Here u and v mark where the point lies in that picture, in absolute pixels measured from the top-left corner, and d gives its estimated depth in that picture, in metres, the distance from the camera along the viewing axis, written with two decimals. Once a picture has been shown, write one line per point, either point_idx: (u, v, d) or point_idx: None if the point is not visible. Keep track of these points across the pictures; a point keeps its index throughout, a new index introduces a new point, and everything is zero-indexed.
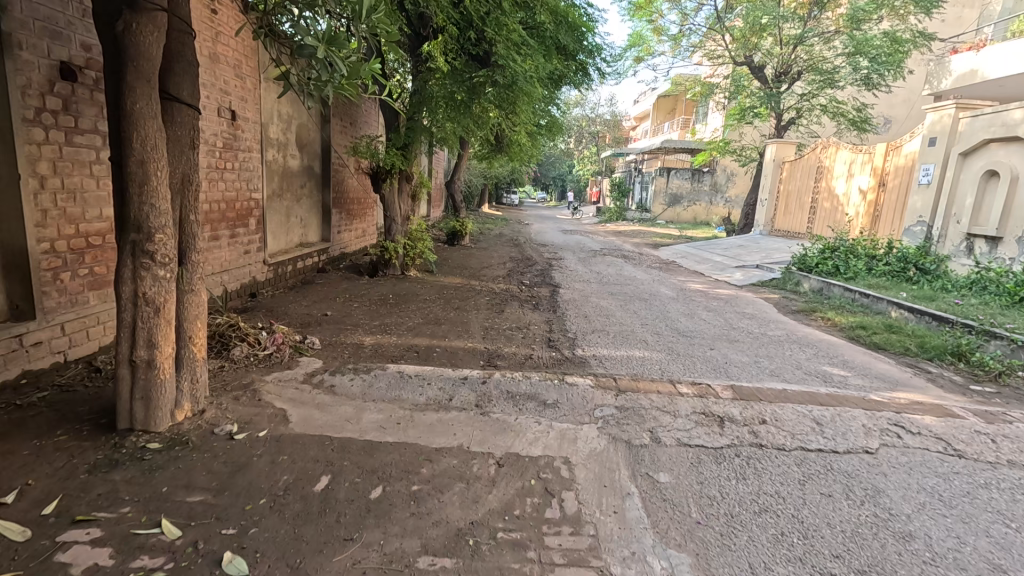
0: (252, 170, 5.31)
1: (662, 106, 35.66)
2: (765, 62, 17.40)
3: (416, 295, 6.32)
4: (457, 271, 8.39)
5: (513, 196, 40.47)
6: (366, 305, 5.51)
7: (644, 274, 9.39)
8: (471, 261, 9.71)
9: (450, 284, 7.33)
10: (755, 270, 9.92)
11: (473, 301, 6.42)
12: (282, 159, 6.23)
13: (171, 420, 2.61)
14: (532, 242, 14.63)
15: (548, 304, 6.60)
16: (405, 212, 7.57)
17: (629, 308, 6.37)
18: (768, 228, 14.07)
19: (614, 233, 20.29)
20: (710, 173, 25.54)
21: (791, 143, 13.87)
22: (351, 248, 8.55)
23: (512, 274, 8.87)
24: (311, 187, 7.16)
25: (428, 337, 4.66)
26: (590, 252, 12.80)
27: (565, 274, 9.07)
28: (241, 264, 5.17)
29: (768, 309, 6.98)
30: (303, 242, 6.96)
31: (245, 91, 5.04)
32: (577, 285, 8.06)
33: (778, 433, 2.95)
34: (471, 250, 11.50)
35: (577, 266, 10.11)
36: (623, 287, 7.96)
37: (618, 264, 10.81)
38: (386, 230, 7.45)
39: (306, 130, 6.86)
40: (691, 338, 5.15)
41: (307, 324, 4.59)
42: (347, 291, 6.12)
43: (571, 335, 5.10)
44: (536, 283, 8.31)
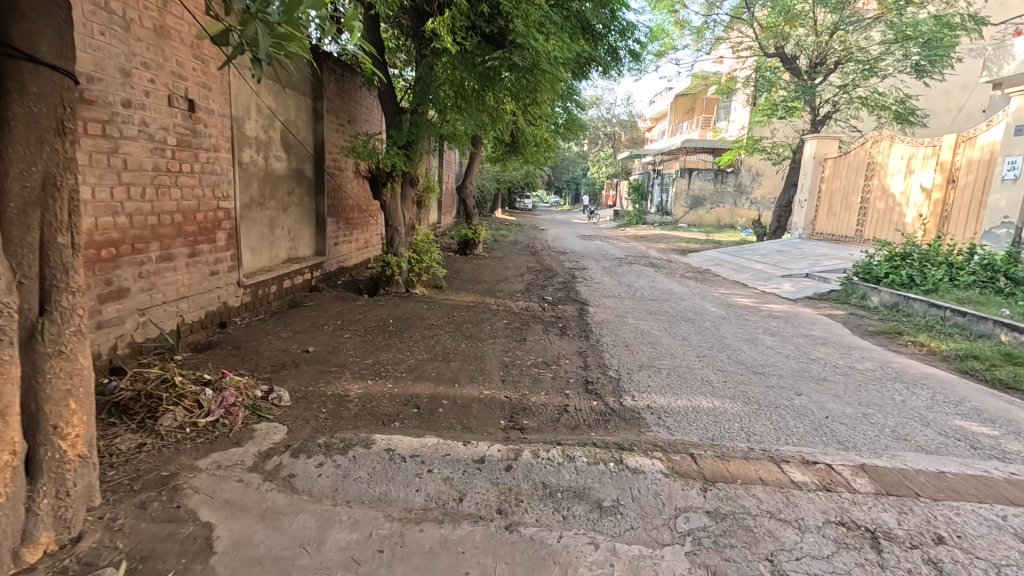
0: (221, 174, 4.38)
1: (680, 105, 34.46)
2: (798, 52, 16.19)
3: (419, 319, 5.33)
4: (471, 286, 7.40)
5: (526, 200, 39.58)
6: (358, 336, 4.53)
7: (680, 287, 8.30)
8: (486, 274, 8.73)
9: (461, 303, 6.32)
10: (806, 280, 8.77)
11: (489, 325, 5.40)
12: (264, 161, 5.31)
13: (13, 568, 1.63)
14: (550, 249, 13.64)
15: (577, 328, 5.58)
16: (410, 221, 6.59)
17: (676, 332, 5.31)
18: (808, 231, 12.93)
19: (636, 238, 19.20)
20: (735, 173, 24.29)
21: (834, 138, 12.68)
22: (351, 261, 7.62)
23: (532, 288, 7.86)
24: (302, 193, 6.25)
25: (433, 381, 3.65)
26: (615, 260, 11.75)
27: (593, 287, 8.03)
28: (205, 288, 4.24)
29: (840, 330, 5.86)
30: (291, 257, 6.03)
31: (208, 77, 4.11)
32: (608, 301, 7.02)
33: (976, 567, 1.87)
34: (484, 260, 10.51)
35: (603, 277, 9.07)
36: (662, 303, 6.89)
37: (648, 273, 9.74)
38: (388, 240, 6.46)
39: (294, 127, 5.96)
40: (767, 376, 4.06)
41: (279, 367, 3.62)
42: (339, 316, 5.17)
43: (613, 374, 4.05)
44: (559, 299, 7.27)
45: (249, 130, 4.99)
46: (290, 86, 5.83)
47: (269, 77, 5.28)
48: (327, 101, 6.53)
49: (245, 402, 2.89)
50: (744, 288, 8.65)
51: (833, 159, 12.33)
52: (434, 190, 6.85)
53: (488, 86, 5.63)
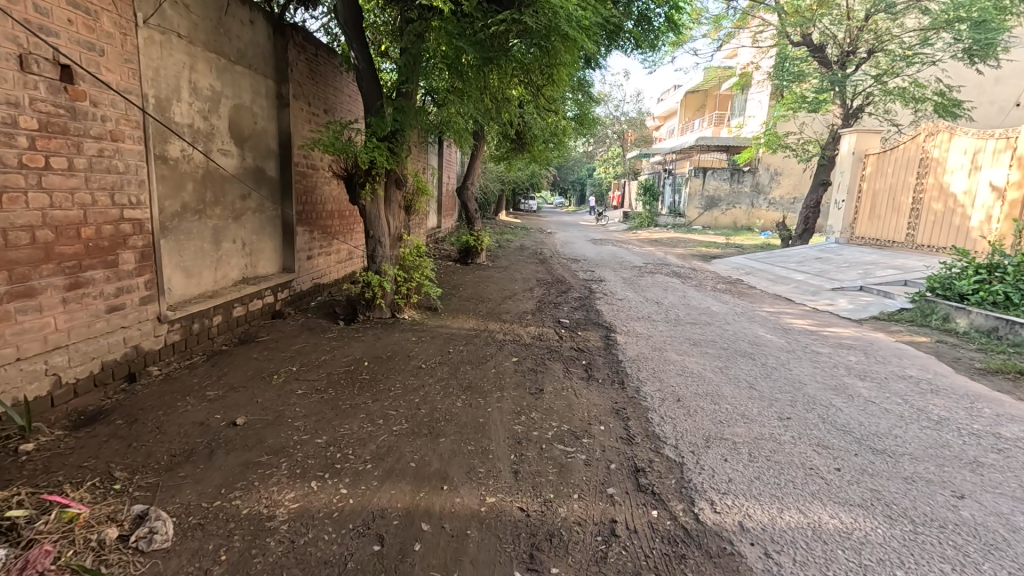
0: (125, 172, 3.19)
1: (691, 103, 33.18)
2: (826, 40, 14.94)
3: (400, 359, 4.15)
4: (472, 307, 6.22)
5: (531, 202, 38.45)
6: (315, 394, 3.34)
7: (717, 304, 7.11)
8: (489, 289, 7.53)
9: (459, 331, 5.14)
10: (863, 295, 7.53)
11: (492, 365, 4.21)
12: (202, 155, 4.12)
13: None
14: (560, 256, 12.44)
15: (607, 367, 4.38)
16: (396, 230, 5.37)
17: (736, 375, 4.09)
18: (846, 236, 11.74)
19: (650, 242, 17.98)
20: (752, 171, 23.00)
21: (876, 131, 11.44)
22: (329, 277, 6.44)
23: (544, 307, 6.66)
24: (262, 197, 5.08)
25: (410, 479, 2.45)
26: (634, 269, 10.57)
27: (615, 305, 6.84)
28: (100, 331, 3.05)
29: (937, 366, 4.63)
30: (247, 277, 4.85)
31: (97, 36, 2.93)
32: (637, 325, 5.83)
33: None
34: (489, 271, 9.31)
35: (625, 291, 7.89)
36: (703, 327, 5.68)
37: (675, 286, 8.54)
38: (369, 254, 5.26)
39: (249, 115, 4.77)
40: (893, 457, 2.83)
41: (179, 460, 2.42)
42: (296, 356, 3.97)
43: (669, 455, 2.85)
44: (578, 321, 6.07)
45: (175, 114, 3.80)
46: (243, 63, 4.65)
47: (207, 48, 4.10)
48: (294, 84, 5.35)
49: (77, 562, 1.69)
50: (791, 304, 7.42)
51: (876, 155, 11.10)
52: (424, 191, 5.64)
53: (493, 59, 4.45)
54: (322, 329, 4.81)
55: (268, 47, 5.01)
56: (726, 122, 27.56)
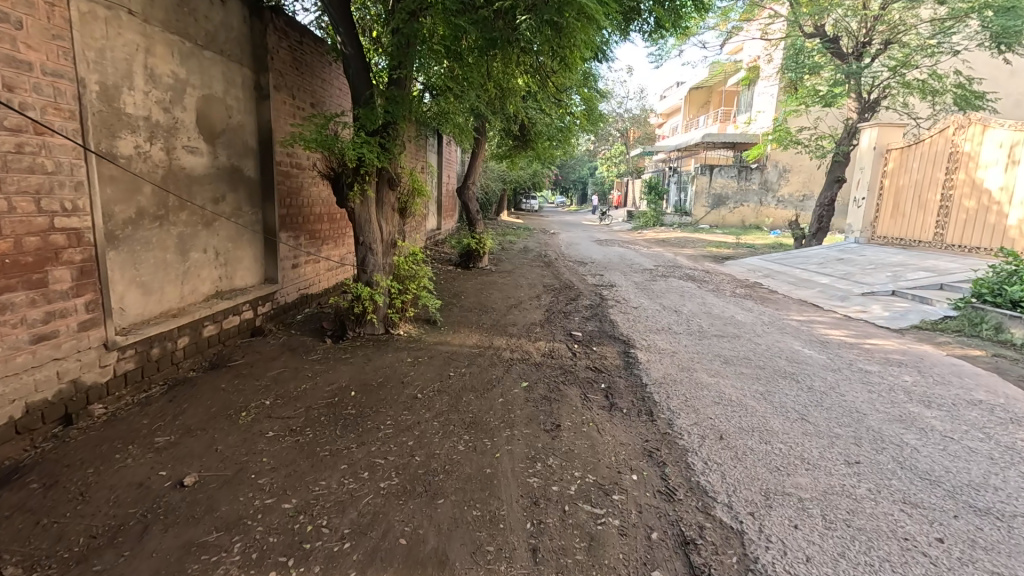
0: (55, 172, 2.64)
1: (695, 99, 32.58)
2: (840, 31, 14.35)
3: (392, 389, 3.59)
4: (474, 320, 5.66)
5: (532, 201, 37.91)
6: (289, 437, 2.79)
7: (741, 312, 6.56)
8: (493, 297, 6.99)
9: (461, 350, 4.58)
10: (897, 300, 6.97)
11: (498, 392, 3.65)
12: (163, 153, 3.57)
13: None
14: (565, 258, 11.89)
15: (629, 392, 3.82)
16: (389, 235, 4.81)
17: (781, 404, 3.53)
18: (866, 235, 11.18)
19: (658, 242, 17.41)
20: (760, 169, 22.42)
21: (899, 125, 10.85)
22: (316, 287, 5.89)
23: (553, 318, 6.12)
24: (240, 201, 4.53)
25: (399, 566, 1.89)
26: (645, 272, 10.02)
27: (630, 314, 6.29)
28: (24, 366, 2.50)
29: (1004, 386, 4.08)
30: (221, 291, 4.30)
31: (12, 4, 2.38)
32: (657, 338, 5.27)
33: None
34: (491, 276, 8.77)
35: (639, 298, 7.36)
36: (732, 341, 5.12)
37: (691, 291, 7.99)
38: (359, 263, 4.68)
39: (222, 107, 4.22)
40: (1003, 520, 2.26)
41: (100, 545, 1.87)
42: (270, 386, 3.42)
43: (722, 519, 2.29)
44: (591, 334, 5.52)
45: (127, 105, 3.25)
46: (213, 48, 4.09)
47: (167, 29, 3.55)
48: (275, 74, 4.80)
49: None
50: (819, 311, 6.86)
51: (899, 150, 10.53)
52: (421, 193, 5.07)
53: (497, 41, 3.87)
54: (305, 349, 4.25)
55: (244, 32, 4.46)
56: (732, 119, 26.97)
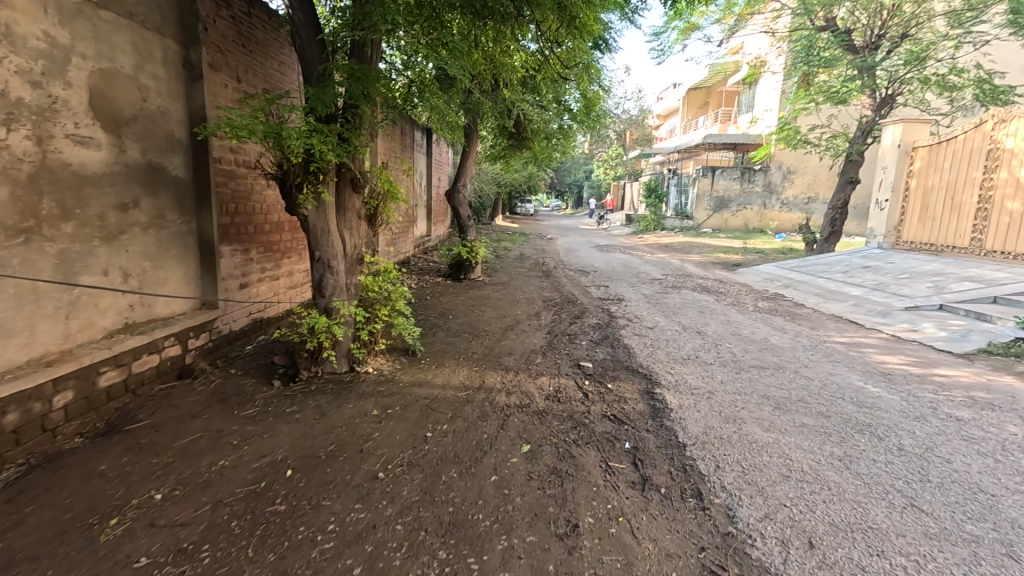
0: None
1: (694, 100, 31.91)
2: (852, 24, 13.58)
3: (345, 463, 2.64)
4: (464, 348, 4.73)
5: (528, 205, 37.13)
6: (169, 569, 1.83)
7: (774, 332, 5.65)
8: (488, 316, 6.06)
9: (444, 393, 3.64)
10: (950, 317, 6.09)
11: (490, 464, 2.72)
12: (29, 142, 2.61)
13: None
14: (565, 267, 10.99)
15: (663, 458, 2.89)
16: (353, 247, 3.86)
17: (873, 479, 2.62)
18: (890, 240, 10.39)
19: (661, 247, 16.57)
20: (763, 170, 21.68)
21: (926, 121, 10.05)
22: (272, 310, 4.93)
23: (557, 343, 5.19)
24: (162, 207, 3.58)
25: None
26: (654, 282, 9.12)
27: (647, 337, 5.38)
28: None
29: None
30: (134, 323, 3.34)
31: None
32: (684, 370, 4.35)
33: None
34: (485, 290, 7.84)
35: (654, 314, 6.46)
36: (776, 374, 4.21)
37: (709, 306, 7.09)
38: (315, 283, 3.73)
39: (132, 87, 3.28)
40: None
41: None
42: (172, 465, 2.47)
43: None
44: (603, 365, 4.60)
45: None
46: (117, 7, 3.15)
47: None
48: (209, 49, 3.86)
49: None
50: (862, 330, 5.96)
51: (927, 148, 9.74)
52: (396, 196, 4.14)
53: None
54: (242, 396, 3.30)
55: None
56: (733, 119, 26.28)
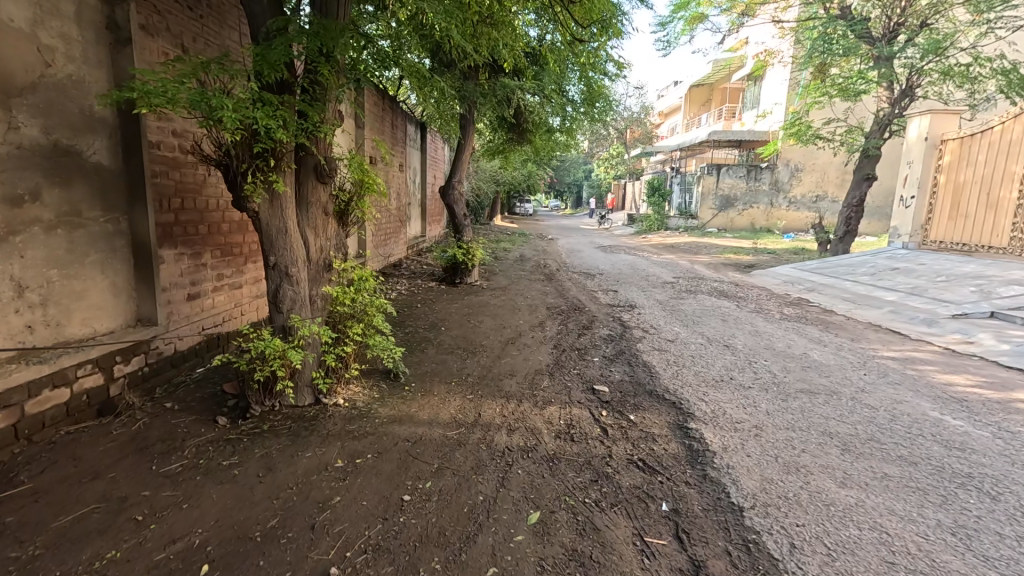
0: None
1: (696, 97, 31.30)
2: (867, 13, 12.94)
3: (288, 549, 1.92)
4: (457, 369, 4.02)
5: (528, 205, 36.54)
6: None
7: (812, 345, 4.96)
8: (485, 327, 5.36)
9: (430, 433, 2.93)
10: (1008, 327, 5.40)
11: (486, 546, 2.01)
12: None
13: None
14: (569, 270, 10.30)
15: (716, 531, 2.19)
16: (318, 249, 3.15)
17: (1012, 569, 1.91)
18: (916, 240, 9.71)
19: (667, 248, 15.92)
20: (770, 168, 21.04)
21: (956, 112, 9.36)
22: (233, 324, 4.23)
23: (565, 360, 4.50)
24: (76, 202, 2.87)
25: None
26: (666, 286, 8.43)
27: (668, 353, 4.69)
28: None
29: None
30: (33, 348, 2.62)
31: None
32: (719, 396, 3.65)
33: None
34: (483, 296, 7.14)
35: (672, 324, 5.77)
36: (830, 402, 3.51)
37: (731, 314, 6.40)
38: (270, 296, 3.00)
39: (29, 48, 2.57)
40: None
41: None
42: (36, 565, 1.75)
43: None
44: (621, 388, 3.90)
45: None
46: None
47: None
48: (141, 6, 3.14)
49: None
50: (910, 342, 5.27)
51: (957, 141, 9.05)
52: (373, 189, 3.42)
53: None
54: (170, 441, 2.59)
55: None
56: (737, 116, 25.66)
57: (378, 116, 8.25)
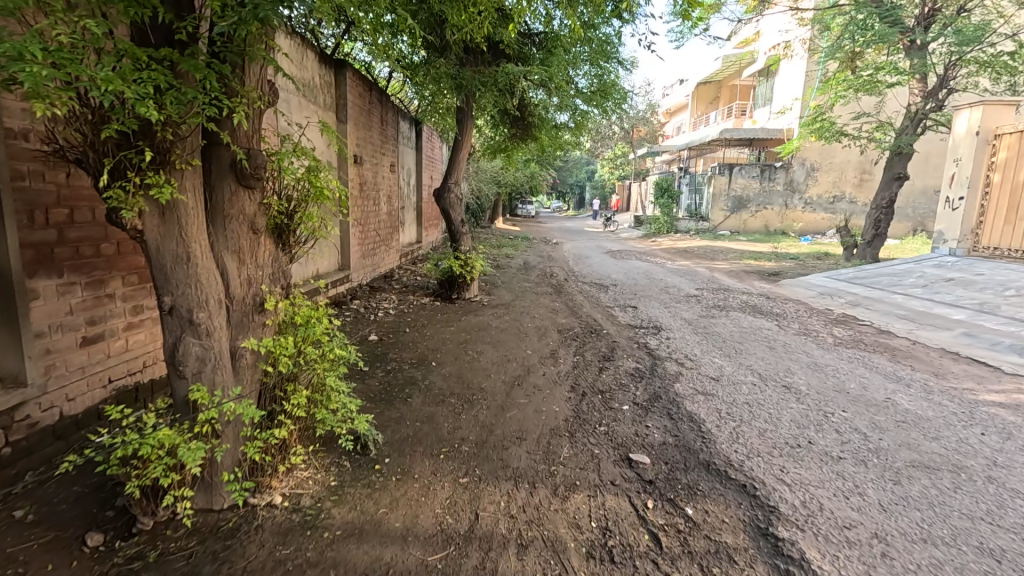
0: None
1: (703, 95, 30.43)
2: None
3: None
4: (448, 432, 3.06)
5: (530, 207, 35.79)
6: None
7: (893, 385, 4.00)
8: (484, 361, 4.40)
9: (402, 561, 1.97)
10: None
11: None
12: None
13: None
14: (579, 280, 9.38)
15: None
16: (243, 281, 2.19)
17: None
18: (965, 245, 8.79)
19: (680, 253, 14.98)
20: (784, 167, 20.09)
21: (1011, 104, 8.38)
22: (154, 369, 3.25)
23: (587, 411, 3.54)
24: None
25: None
26: (690, 300, 7.48)
27: (716, 399, 3.72)
28: None
29: None
30: None
31: None
32: (802, 474, 2.68)
33: None
34: (483, 315, 6.20)
35: (709, 354, 4.80)
36: (962, 487, 2.55)
37: (776, 338, 5.44)
38: (168, 352, 2.03)
39: None
40: None
41: None
42: None
43: None
44: (665, 459, 2.93)
45: None
46: None
47: None
48: None
49: None
50: (1008, 377, 4.30)
51: (1012, 135, 8.07)
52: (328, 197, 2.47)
53: None
54: None
55: None
56: (748, 114, 24.73)
57: (365, 112, 7.30)
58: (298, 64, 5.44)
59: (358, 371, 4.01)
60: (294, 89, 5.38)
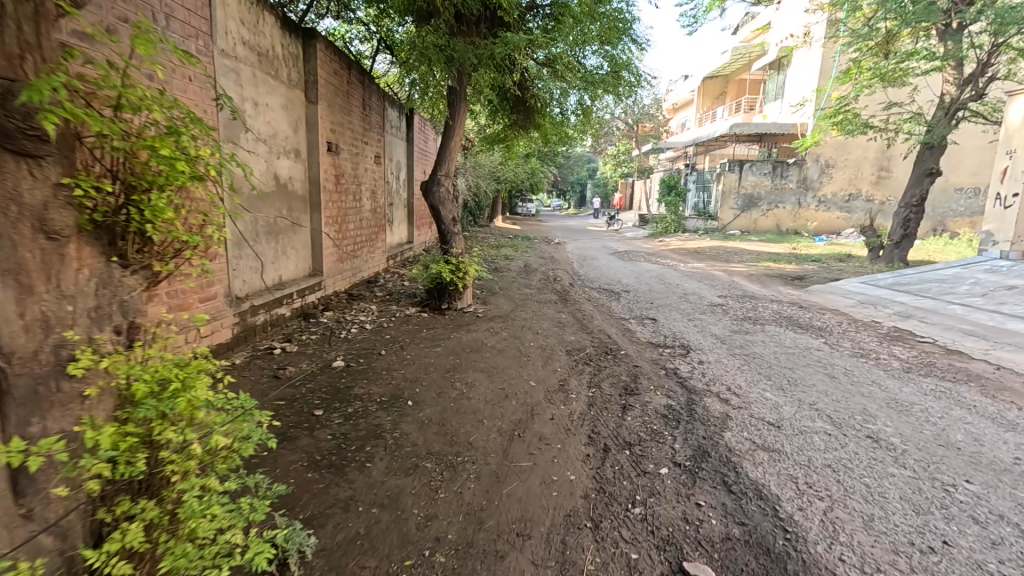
0: None
1: (710, 90, 29.47)
2: None
3: None
4: (417, 527, 2.10)
5: (530, 205, 34.92)
6: None
7: (1010, 435, 3.05)
8: (475, 399, 3.44)
9: None
10: None
11: None
12: None
13: None
14: (585, 285, 8.44)
15: None
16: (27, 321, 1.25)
17: None
18: (1020, 248, 7.82)
19: (691, 254, 14.02)
20: (798, 164, 19.12)
21: None
22: None
23: (613, 480, 2.58)
24: None
25: None
26: (716, 311, 6.52)
27: (785, 460, 2.76)
28: None
29: None
30: None
31: None
32: None
33: None
34: (478, 329, 5.25)
35: (757, 386, 3.85)
36: None
37: (830, 361, 4.49)
38: None
39: None
40: None
41: None
42: None
43: None
44: (736, 568, 1.98)
45: None
46: None
47: None
48: None
49: None
50: None
51: None
52: (188, 176, 1.78)
53: None
54: None
55: None
56: (758, 109, 23.78)
57: (343, 95, 6.36)
58: (252, 27, 4.47)
59: (309, 418, 3.05)
60: (247, 58, 4.41)
